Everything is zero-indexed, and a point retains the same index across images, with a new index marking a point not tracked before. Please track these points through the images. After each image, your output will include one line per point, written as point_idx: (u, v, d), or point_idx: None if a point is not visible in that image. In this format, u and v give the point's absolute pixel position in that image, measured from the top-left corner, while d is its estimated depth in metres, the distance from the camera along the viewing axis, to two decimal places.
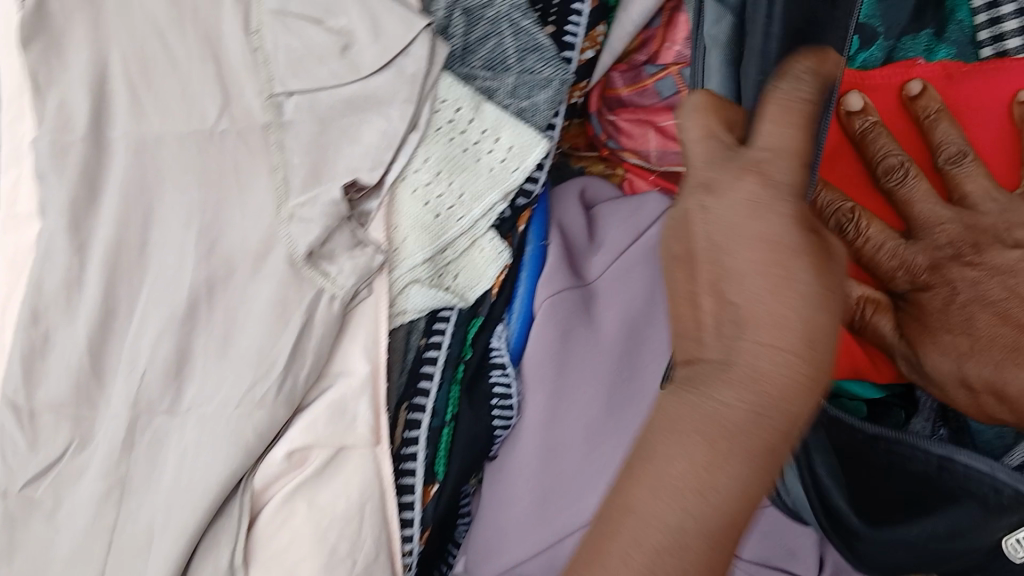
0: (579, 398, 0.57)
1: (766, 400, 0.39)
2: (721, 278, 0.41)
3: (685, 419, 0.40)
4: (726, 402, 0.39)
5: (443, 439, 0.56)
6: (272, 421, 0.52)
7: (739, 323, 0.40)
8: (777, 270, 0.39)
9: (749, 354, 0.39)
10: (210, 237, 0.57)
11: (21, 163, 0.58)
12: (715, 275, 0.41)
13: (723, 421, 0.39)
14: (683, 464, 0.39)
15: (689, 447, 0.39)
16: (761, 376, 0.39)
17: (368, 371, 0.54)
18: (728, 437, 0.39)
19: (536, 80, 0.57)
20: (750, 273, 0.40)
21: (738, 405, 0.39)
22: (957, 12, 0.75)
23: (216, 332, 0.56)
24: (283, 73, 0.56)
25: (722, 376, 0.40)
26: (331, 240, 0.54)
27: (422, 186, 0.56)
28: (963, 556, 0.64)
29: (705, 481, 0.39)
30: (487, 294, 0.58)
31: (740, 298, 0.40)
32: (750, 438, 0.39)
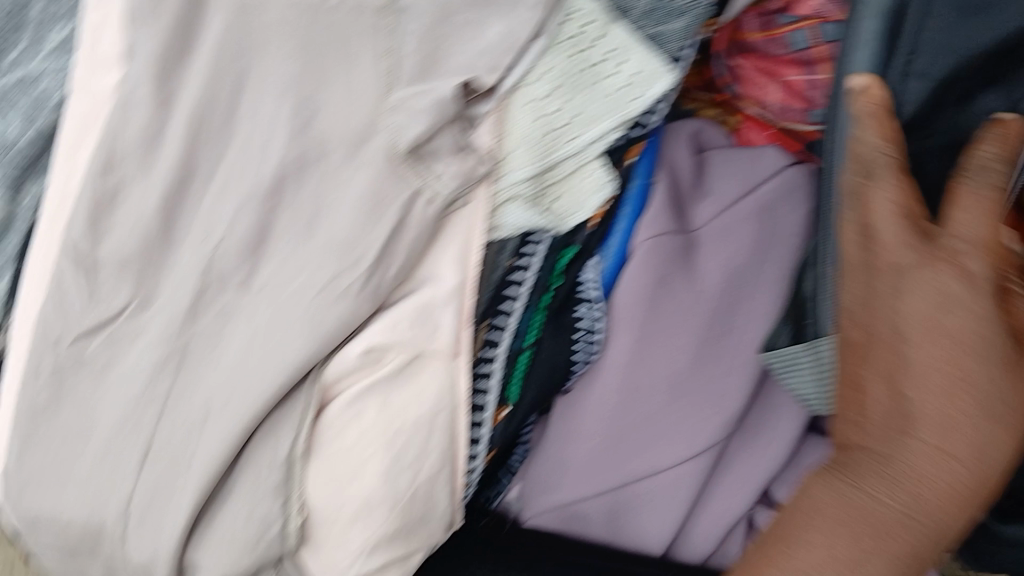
0: (670, 347, 0.54)
1: (929, 500, 0.47)
2: (894, 372, 0.49)
3: (845, 520, 0.48)
4: (882, 500, 0.48)
5: (520, 363, 0.54)
6: (354, 313, 0.50)
7: (906, 430, 0.48)
8: (958, 386, 0.46)
9: (940, 410, 0.47)
10: (305, 115, 0.53)
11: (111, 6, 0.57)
12: (889, 367, 0.49)
13: (880, 479, 0.48)
14: (832, 549, 0.48)
15: (836, 531, 0.49)
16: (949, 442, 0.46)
17: (458, 282, 0.52)
18: (915, 503, 0.47)
19: (670, 8, 0.55)
20: (930, 370, 0.47)
21: (890, 499, 0.48)
22: None
23: (301, 214, 0.53)
24: None
25: (880, 470, 0.48)
26: (438, 136, 0.52)
27: (539, 98, 0.53)
28: None
29: (866, 539, 0.48)
30: (584, 224, 0.54)
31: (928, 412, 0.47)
32: (949, 485, 0.47)
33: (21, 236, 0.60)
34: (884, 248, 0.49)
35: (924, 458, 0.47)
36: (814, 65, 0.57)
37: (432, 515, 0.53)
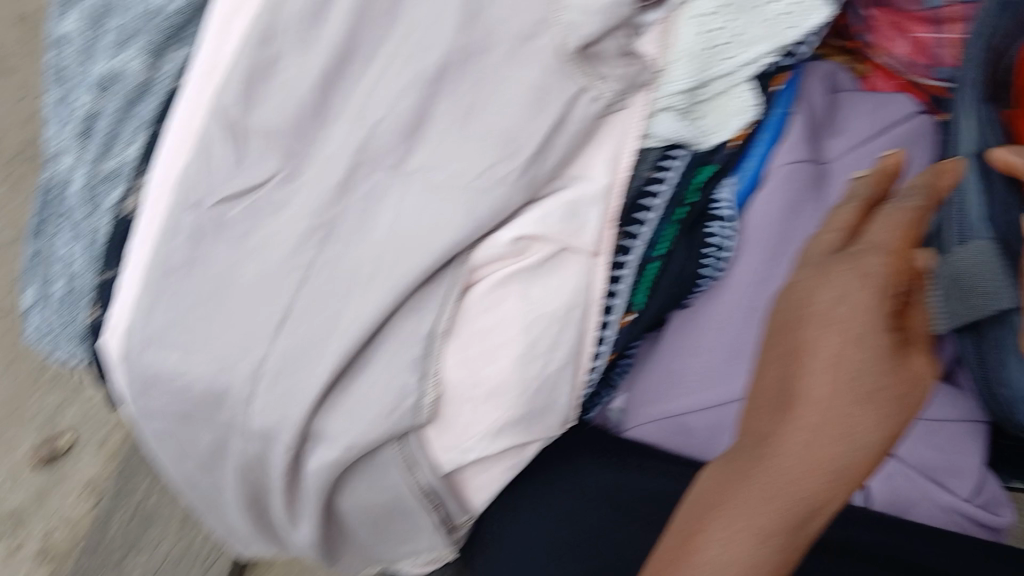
0: (796, 276, 0.56)
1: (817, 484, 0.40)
2: (791, 378, 0.42)
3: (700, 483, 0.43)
4: (757, 497, 0.40)
5: (649, 271, 0.56)
6: (508, 201, 0.52)
7: (785, 412, 0.41)
8: (861, 393, 0.40)
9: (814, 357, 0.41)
10: (475, 5, 0.54)
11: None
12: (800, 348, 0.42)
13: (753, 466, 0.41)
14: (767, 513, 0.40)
15: (769, 508, 0.40)
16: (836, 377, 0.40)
17: (607, 183, 0.53)
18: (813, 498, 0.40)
19: None
20: (829, 331, 0.41)
21: (756, 479, 0.40)
22: None
23: (462, 103, 0.54)
24: None
25: (762, 451, 0.41)
26: (604, 41, 0.53)
27: (703, 15, 0.54)
28: None
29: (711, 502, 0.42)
30: (724, 144, 0.56)
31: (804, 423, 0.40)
32: (810, 437, 0.40)
33: (155, 104, 0.61)
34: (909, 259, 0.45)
35: (801, 425, 0.40)
36: (947, 23, 0.59)
37: (553, 408, 0.53)
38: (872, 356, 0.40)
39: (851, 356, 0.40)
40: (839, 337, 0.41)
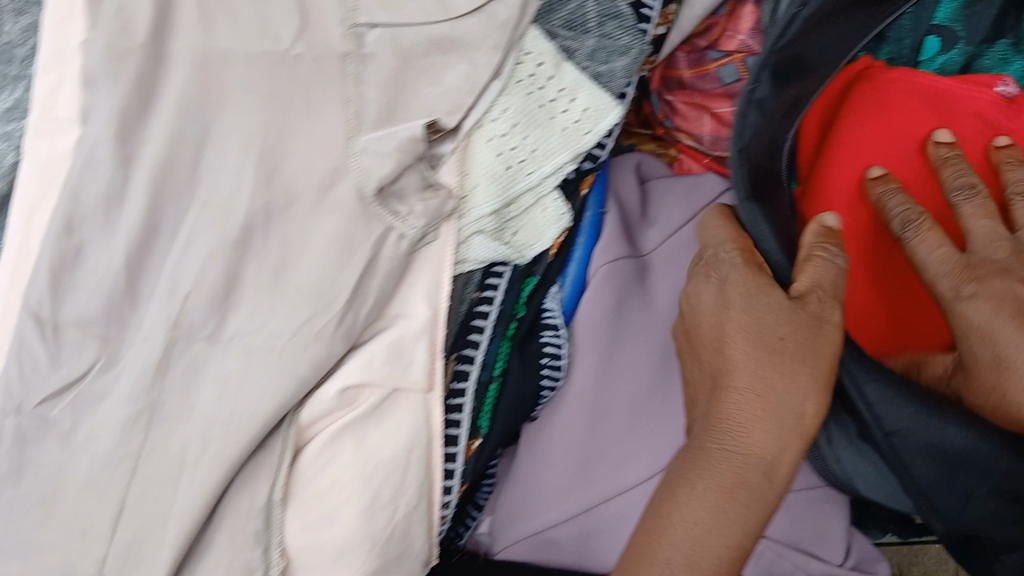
0: (631, 370, 0.57)
1: (758, 461, 0.48)
2: (714, 369, 0.51)
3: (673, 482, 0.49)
4: (732, 455, 0.48)
5: (489, 394, 0.55)
6: (327, 356, 0.51)
7: (718, 385, 0.51)
8: (772, 351, 0.49)
9: (753, 317, 0.50)
10: (269, 164, 0.54)
11: (66, 65, 0.55)
12: (720, 359, 0.51)
13: (709, 449, 0.49)
14: (698, 495, 0.48)
15: (696, 505, 0.48)
16: (754, 338, 0.50)
17: (429, 315, 0.53)
18: (759, 472, 0.48)
19: (613, 47, 0.58)
20: (748, 322, 0.50)
21: (707, 471, 0.48)
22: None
23: (270, 261, 0.54)
24: (368, 3, 0.54)
25: (698, 449, 0.49)
26: (403, 179, 0.53)
27: (498, 136, 0.55)
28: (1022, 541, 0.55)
29: (735, 487, 0.48)
30: (544, 254, 0.57)
31: (726, 432, 0.49)
32: (747, 438, 0.48)
33: None
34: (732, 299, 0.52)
35: (742, 368, 0.49)
36: (742, 96, 0.62)
37: (409, 552, 0.54)
38: (780, 314, 0.50)
39: (771, 334, 0.49)
40: (755, 359, 0.49)
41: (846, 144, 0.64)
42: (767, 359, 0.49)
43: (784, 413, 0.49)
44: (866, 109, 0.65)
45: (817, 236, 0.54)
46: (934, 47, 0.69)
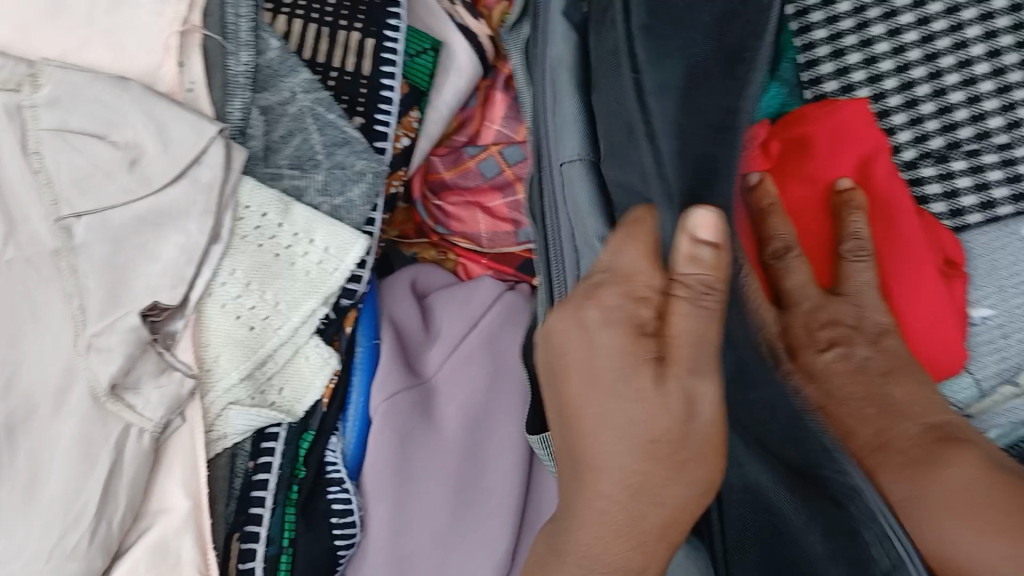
0: (427, 506, 0.54)
1: (636, 536, 0.39)
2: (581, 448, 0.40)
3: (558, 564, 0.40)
4: (600, 559, 0.39)
5: (282, 566, 0.53)
6: (87, 572, 0.49)
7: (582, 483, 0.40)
8: (638, 441, 0.38)
9: (620, 414, 0.39)
10: (6, 371, 0.51)
11: None
12: (579, 426, 0.40)
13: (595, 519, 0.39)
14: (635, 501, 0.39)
15: (612, 529, 0.39)
16: (614, 425, 0.39)
17: (190, 506, 0.50)
18: (628, 542, 0.39)
19: (348, 175, 0.55)
20: (623, 396, 0.38)
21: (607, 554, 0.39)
22: None
23: (21, 481, 0.50)
24: (68, 194, 0.52)
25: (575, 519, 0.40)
26: (135, 369, 0.50)
27: (232, 299, 0.52)
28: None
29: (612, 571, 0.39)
30: (318, 404, 0.54)
31: (573, 542, 0.40)
32: (612, 515, 0.39)
33: None
34: (598, 357, 0.39)
35: (615, 463, 0.39)
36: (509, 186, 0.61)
37: None
38: (642, 398, 0.38)
39: (635, 424, 0.38)
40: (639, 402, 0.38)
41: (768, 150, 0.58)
42: (631, 464, 0.38)
43: (609, 494, 0.39)
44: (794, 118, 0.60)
45: (688, 259, 0.39)
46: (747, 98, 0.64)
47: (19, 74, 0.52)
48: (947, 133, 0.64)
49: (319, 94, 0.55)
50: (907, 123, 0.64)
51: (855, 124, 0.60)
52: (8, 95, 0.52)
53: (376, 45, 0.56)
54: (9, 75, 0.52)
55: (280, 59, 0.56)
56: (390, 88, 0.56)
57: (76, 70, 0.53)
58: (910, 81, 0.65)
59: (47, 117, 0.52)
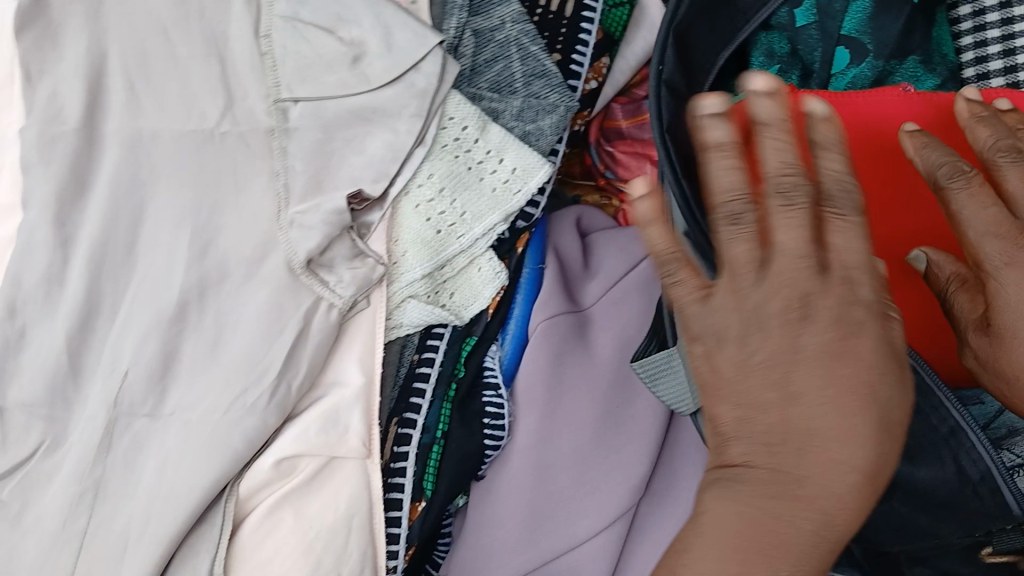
0: (574, 422, 0.57)
1: (787, 524, 0.35)
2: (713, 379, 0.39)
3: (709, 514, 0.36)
4: (785, 518, 0.35)
5: (433, 457, 0.56)
6: (261, 428, 0.52)
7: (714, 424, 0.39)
8: (833, 402, 0.36)
9: (783, 357, 0.37)
10: (202, 240, 0.55)
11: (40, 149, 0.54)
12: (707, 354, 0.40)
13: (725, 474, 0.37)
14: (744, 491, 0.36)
15: (749, 523, 0.35)
16: (788, 390, 0.37)
17: (364, 383, 0.53)
18: (808, 537, 0.35)
19: (541, 105, 0.58)
20: (767, 315, 0.38)
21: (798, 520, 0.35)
22: (942, 47, 0.61)
23: (206, 335, 0.55)
24: (291, 79, 0.55)
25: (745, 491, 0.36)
26: (332, 249, 0.54)
27: (425, 201, 0.56)
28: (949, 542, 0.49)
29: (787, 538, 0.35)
30: (483, 313, 0.58)
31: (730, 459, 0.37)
32: (810, 517, 0.35)
33: None
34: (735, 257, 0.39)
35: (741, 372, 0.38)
36: None
37: None
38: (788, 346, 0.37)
39: (778, 361, 0.37)
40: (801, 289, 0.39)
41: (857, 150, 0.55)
42: (772, 390, 0.37)
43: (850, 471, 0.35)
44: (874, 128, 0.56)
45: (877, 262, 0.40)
46: (844, 60, 0.59)
47: None
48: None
49: (527, 25, 0.59)
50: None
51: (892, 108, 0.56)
52: None
53: None
54: None
55: None
56: (587, 32, 0.59)
57: None
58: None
59: (282, 6, 0.56)
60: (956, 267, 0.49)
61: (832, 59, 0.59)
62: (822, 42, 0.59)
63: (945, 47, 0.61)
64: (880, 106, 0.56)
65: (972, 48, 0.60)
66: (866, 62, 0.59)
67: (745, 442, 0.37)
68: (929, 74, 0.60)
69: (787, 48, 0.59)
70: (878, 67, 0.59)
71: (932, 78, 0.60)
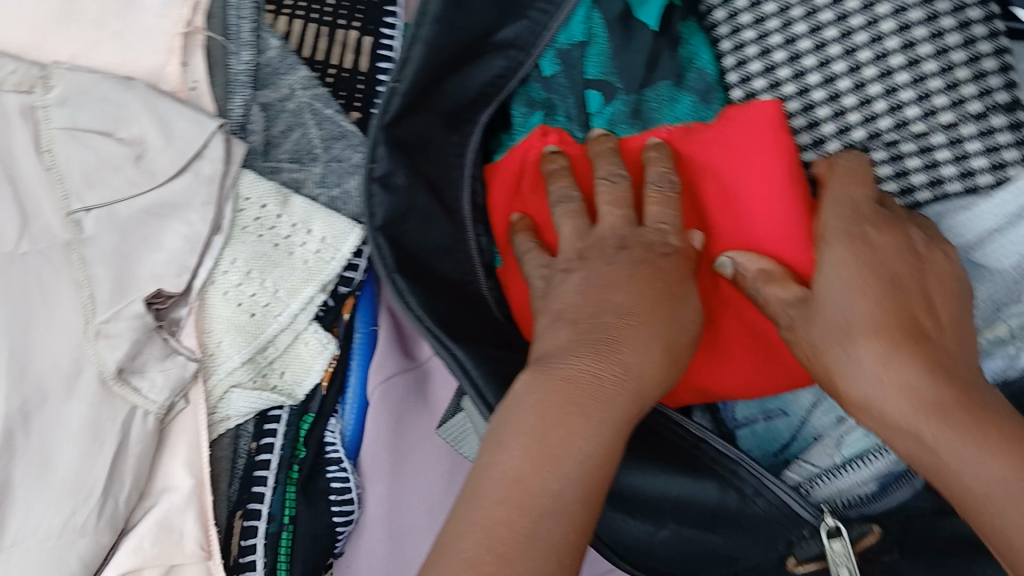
0: (422, 486, 0.57)
1: (524, 482, 0.41)
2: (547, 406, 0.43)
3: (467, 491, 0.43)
4: (507, 473, 0.41)
5: (283, 542, 0.55)
6: (95, 548, 0.51)
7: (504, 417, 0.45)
8: (552, 426, 0.42)
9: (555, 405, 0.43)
10: (19, 364, 0.52)
11: None
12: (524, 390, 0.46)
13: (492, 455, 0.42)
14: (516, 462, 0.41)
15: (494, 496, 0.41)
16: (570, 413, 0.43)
17: (193, 484, 0.53)
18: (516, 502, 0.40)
19: (344, 168, 0.58)
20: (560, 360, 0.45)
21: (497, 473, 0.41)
22: (697, 57, 0.61)
23: (34, 460, 0.51)
24: (78, 187, 0.54)
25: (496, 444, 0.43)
26: (142, 353, 0.53)
27: (233, 287, 0.55)
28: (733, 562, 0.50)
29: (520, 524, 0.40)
30: (317, 387, 0.56)
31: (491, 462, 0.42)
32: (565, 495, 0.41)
33: None
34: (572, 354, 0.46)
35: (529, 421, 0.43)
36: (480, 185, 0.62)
37: None
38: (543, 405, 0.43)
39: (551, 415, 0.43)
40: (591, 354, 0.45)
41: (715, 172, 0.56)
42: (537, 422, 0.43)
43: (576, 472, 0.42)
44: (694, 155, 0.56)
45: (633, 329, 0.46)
46: (598, 101, 0.61)
47: (33, 77, 0.56)
48: (841, 137, 0.56)
49: (317, 90, 0.58)
50: (808, 126, 0.57)
51: (747, 131, 0.55)
52: (22, 97, 0.55)
53: (373, 42, 0.60)
54: (23, 77, 0.56)
55: (280, 58, 0.59)
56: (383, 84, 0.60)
57: (85, 71, 0.56)
58: (805, 87, 0.57)
59: (58, 116, 0.54)
60: (763, 264, 0.53)
61: (584, 103, 0.61)
62: (571, 89, 0.61)
63: (700, 60, 0.61)
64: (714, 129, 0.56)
65: (733, 68, 0.59)
66: (616, 99, 0.60)
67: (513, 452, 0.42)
68: (684, 92, 0.61)
69: (543, 97, 0.62)
70: (630, 101, 0.60)
71: (689, 95, 0.61)
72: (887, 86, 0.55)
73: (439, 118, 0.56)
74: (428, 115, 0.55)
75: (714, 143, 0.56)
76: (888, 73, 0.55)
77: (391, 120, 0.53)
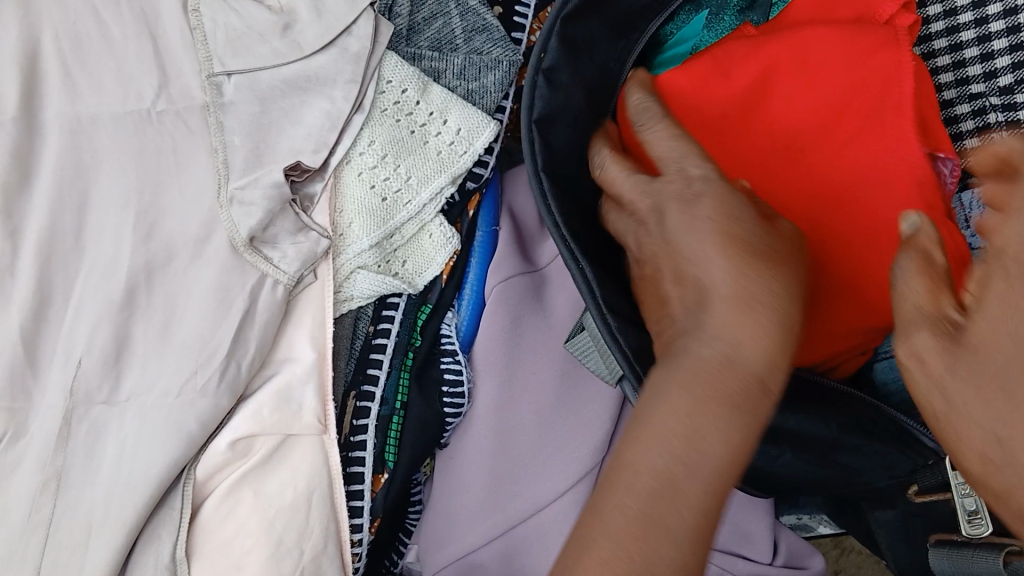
0: (534, 385, 0.57)
1: (690, 457, 0.34)
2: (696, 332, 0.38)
3: (618, 476, 0.35)
4: (667, 446, 0.35)
5: (393, 427, 0.56)
6: (214, 410, 0.51)
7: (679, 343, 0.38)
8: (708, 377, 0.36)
9: (761, 319, 0.36)
10: (148, 221, 0.52)
11: None
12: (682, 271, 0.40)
13: (639, 428, 0.36)
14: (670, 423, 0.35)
15: (641, 481, 0.34)
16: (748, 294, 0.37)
17: (316, 357, 0.53)
18: (710, 472, 0.34)
19: (484, 62, 0.57)
20: (712, 268, 0.38)
21: (655, 443, 0.35)
22: None
23: (157, 318, 0.52)
24: (222, 52, 0.54)
25: (682, 369, 0.36)
26: (274, 224, 0.53)
27: (368, 169, 0.55)
28: (857, 485, 0.53)
29: (684, 491, 0.34)
30: (437, 280, 0.57)
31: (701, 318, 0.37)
32: (723, 452, 0.34)
33: None
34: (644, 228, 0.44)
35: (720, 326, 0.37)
36: None
37: None
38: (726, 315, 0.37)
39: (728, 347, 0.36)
40: (731, 297, 0.37)
41: (771, 102, 0.56)
42: (716, 364, 0.36)
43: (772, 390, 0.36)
44: (770, 61, 0.55)
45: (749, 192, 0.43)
46: None
47: None
48: (975, 73, 0.56)
49: None
50: None
51: (858, 46, 0.54)
52: None
53: None
54: None
55: None
56: None
57: None
58: (984, 17, 0.55)
59: None
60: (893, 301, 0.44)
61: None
62: None
63: None
64: (800, 55, 0.55)
65: None
66: None
67: (663, 375, 0.36)
68: None
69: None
70: None
71: None
72: (984, 48, 0.55)
73: (606, 24, 0.56)
74: (599, 21, 0.55)
75: (801, 65, 0.55)
76: (988, 36, 0.55)
77: (565, 17, 0.53)
